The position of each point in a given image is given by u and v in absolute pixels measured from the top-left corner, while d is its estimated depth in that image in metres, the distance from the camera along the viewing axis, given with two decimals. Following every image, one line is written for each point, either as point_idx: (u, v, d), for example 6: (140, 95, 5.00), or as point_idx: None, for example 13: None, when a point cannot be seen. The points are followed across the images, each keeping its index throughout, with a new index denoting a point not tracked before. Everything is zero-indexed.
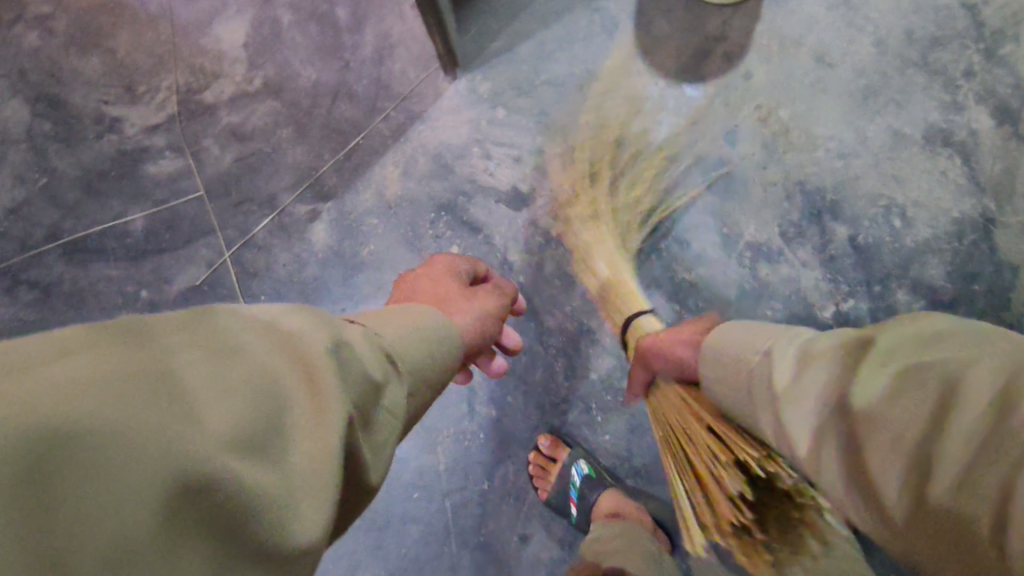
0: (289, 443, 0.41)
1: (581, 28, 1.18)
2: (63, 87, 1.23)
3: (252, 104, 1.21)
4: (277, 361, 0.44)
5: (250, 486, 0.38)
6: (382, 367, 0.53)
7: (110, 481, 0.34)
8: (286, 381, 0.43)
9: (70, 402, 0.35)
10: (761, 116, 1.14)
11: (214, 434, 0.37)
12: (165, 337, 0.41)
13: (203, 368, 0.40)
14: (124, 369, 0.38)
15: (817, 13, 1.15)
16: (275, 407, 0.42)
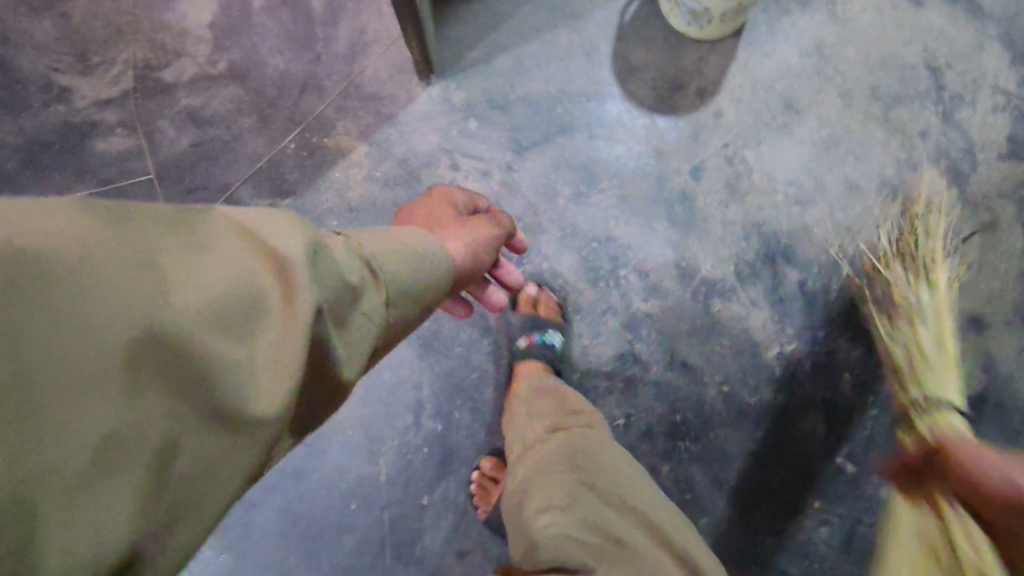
0: (256, 327, 0.42)
1: (560, 47, 1.18)
2: (10, 48, 1.16)
3: (213, 87, 1.16)
4: (254, 256, 0.44)
5: (213, 360, 0.40)
6: (360, 274, 0.52)
7: (79, 336, 0.36)
8: (258, 276, 0.43)
9: (41, 253, 0.37)
10: (726, 155, 1.16)
11: (180, 306, 0.39)
12: (145, 222, 0.42)
13: (172, 245, 0.41)
14: (97, 236, 0.39)
15: (789, 60, 1.18)
16: (247, 300, 0.42)
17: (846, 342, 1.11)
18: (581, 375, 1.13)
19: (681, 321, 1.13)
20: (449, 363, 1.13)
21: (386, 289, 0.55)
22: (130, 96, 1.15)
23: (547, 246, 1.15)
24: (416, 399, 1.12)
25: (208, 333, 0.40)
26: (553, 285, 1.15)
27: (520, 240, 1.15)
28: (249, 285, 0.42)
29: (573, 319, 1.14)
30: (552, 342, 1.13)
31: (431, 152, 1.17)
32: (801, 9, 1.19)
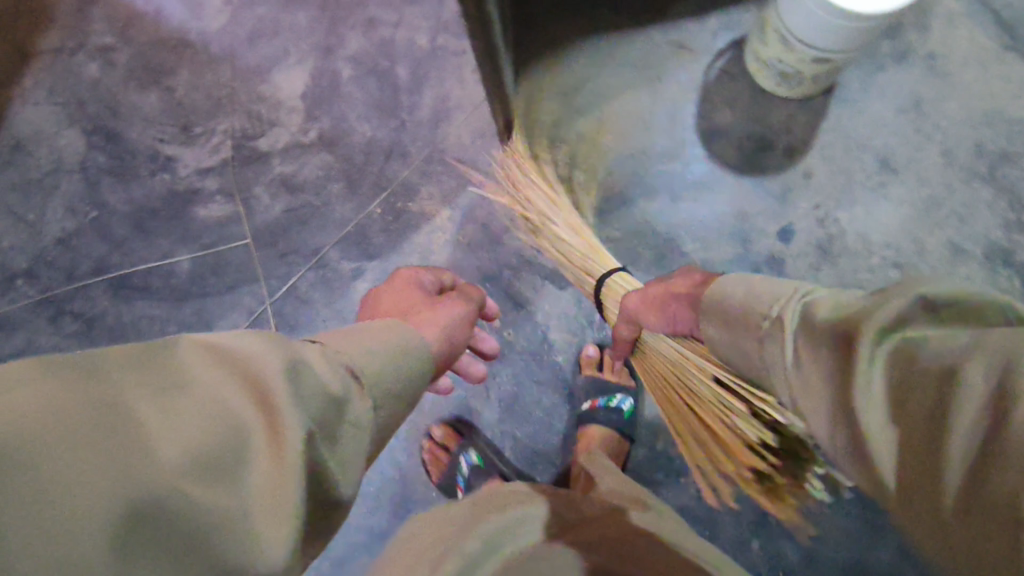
0: (246, 466, 0.45)
1: (642, 109, 1.18)
2: (121, 121, 1.24)
3: (305, 154, 1.21)
4: (233, 387, 0.47)
5: (205, 507, 0.42)
6: (343, 380, 0.54)
7: (76, 508, 0.39)
8: (240, 411, 0.46)
9: (28, 439, 0.39)
10: (817, 216, 1.13)
11: (168, 464, 0.42)
12: (121, 377, 0.44)
13: (153, 401, 0.44)
14: (81, 408, 0.42)
15: (884, 116, 1.13)
16: (231, 438, 0.45)
17: None
18: (665, 442, 1.14)
19: None
20: (535, 426, 1.16)
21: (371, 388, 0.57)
22: (228, 165, 1.22)
23: None
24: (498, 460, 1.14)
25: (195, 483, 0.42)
26: None
27: None
28: (229, 425, 0.45)
29: None
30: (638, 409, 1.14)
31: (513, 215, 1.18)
32: (898, 63, 1.14)
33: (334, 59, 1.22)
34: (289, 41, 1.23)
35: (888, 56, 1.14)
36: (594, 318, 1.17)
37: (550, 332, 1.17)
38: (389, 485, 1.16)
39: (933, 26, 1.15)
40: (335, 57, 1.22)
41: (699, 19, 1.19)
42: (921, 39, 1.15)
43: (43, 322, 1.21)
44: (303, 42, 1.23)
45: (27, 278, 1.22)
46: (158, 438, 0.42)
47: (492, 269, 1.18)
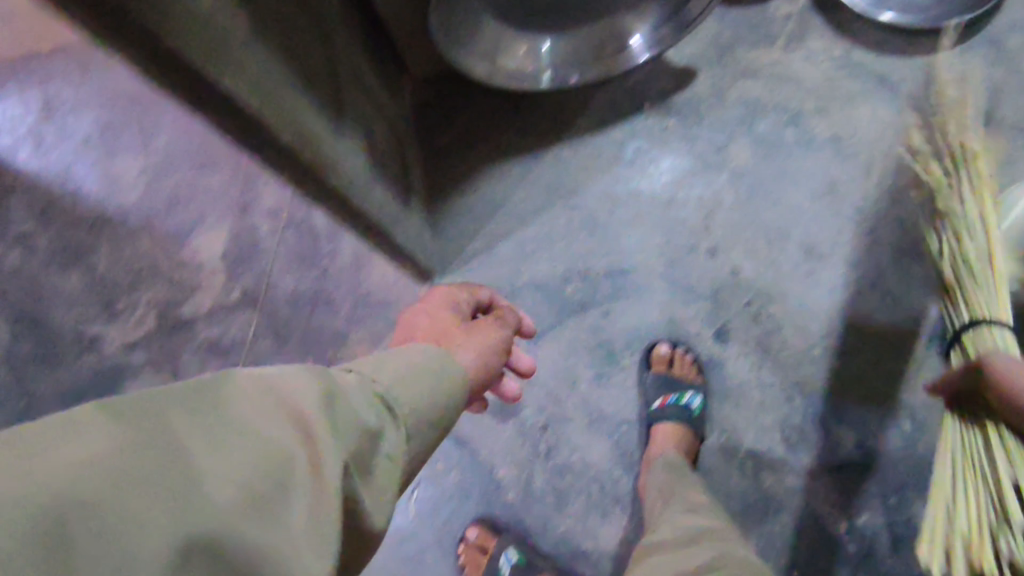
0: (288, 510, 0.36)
1: (561, 225, 1.17)
2: (45, 307, 1.21)
3: (230, 316, 1.19)
4: (273, 418, 0.39)
5: (260, 533, 0.35)
6: (377, 412, 0.46)
7: (141, 527, 0.31)
8: (286, 441, 0.38)
9: (92, 481, 0.32)
10: (751, 313, 1.10)
11: (357, 413, 0.44)
12: (169, 425, 0.36)
13: (244, 419, 0.38)
14: (263, 464, 0.37)
15: (802, 204, 1.13)
16: (275, 486, 0.37)
17: (923, 508, 1.00)
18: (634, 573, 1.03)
19: (734, 500, 1.04)
20: (483, 510, 1.09)
21: (408, 419, 0.48)
22: (155, 337, 1.19)
23: (573, 435, 1.10)
24: None
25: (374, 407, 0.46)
26: (588, 475, 1.08)
27: (545, 431, 1.10)
28: (362, 435, 0.43)
29: (613, 512, 1.06)
30: (592, 537, 1.05)
31: None
32: (805, 150, 1.15)
33: (251, 216, 1.23)
34: (206, 206, 1.24)
35: (793, 145, 1.15)
36: (541, 447, 1.09)
37: (497, 468, 1.10)
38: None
39: (834, 108, 1.16)
40: (252, 214, 1.23)
41: (605, 132, 1.20)
42: (823, 122, 1.16)
43: None
44: (219, 204, 1.24)
45: None
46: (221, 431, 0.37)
47: None
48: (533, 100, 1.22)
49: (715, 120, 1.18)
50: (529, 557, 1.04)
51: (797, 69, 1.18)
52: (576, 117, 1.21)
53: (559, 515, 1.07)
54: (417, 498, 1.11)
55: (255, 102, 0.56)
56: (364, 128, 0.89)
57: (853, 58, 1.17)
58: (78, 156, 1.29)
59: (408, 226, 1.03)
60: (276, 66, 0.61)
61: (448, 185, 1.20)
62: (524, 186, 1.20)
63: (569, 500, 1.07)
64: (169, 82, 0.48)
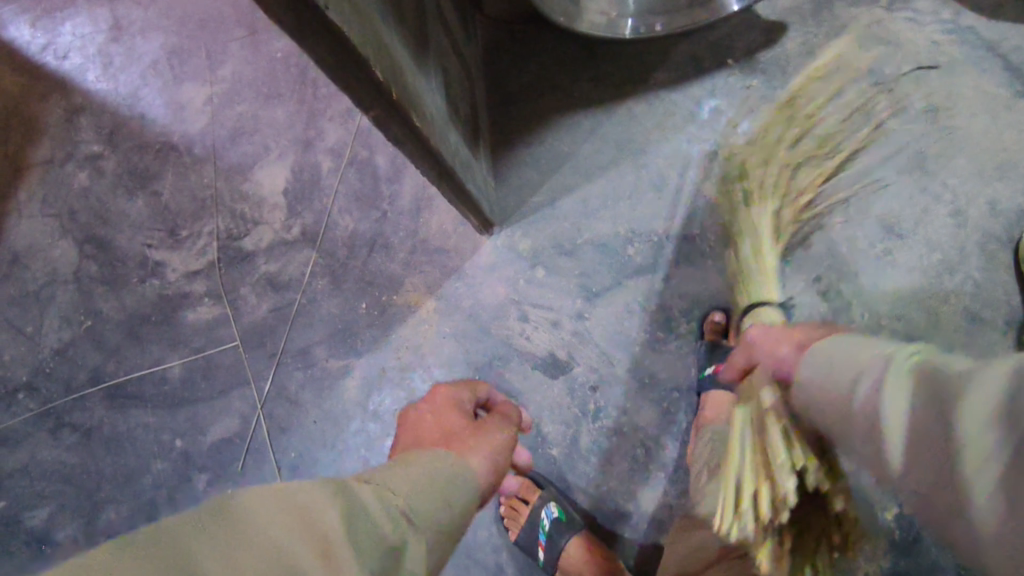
0: None
1: (627, 183, 1.13)
2: (110, 229, 1.24)
3: (289, 252, 1.20)
4: (296, 534, 0.46)
5: None
6: (399, 524, 0.51)
7: None
8: (299, 550, 0.45)
9: None
10: (820, 289, 1.05)
11: (373, 519, 0.50)
12: (193, 541, 0.43)
13: (257, 527, 0.45)
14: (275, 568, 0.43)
15: (887, 179, 1.07)
16: None
17: None
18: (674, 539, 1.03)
19: None
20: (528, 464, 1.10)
21: (431, 525, 0.54)
22: (217, 267, 1.22)
23: (623, 399, 1.09)
24: (497, 562, 1.08)
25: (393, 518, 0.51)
26: (634, 439, 1.07)
27: (595, 392, 1.09)
28: (384, 550, 0.49)
29: (657, 476, 1.06)
30: (634, 499, 1.06)
31: (500, 304, 1.14)
32: (897, 119, 1.08)
33: (314, 152, 1.22)
34: (268, 138, 1.24)
35: (885, 113, 1.08)
36: (589, 407, 1.09)
37: (544, 425, 1.10)
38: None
39: (934, 76, 1.08)
40: (315, 149, 1.22)
41: (682, 88, 1.14)
42: (920, 91, 1.08)
43: (44, 433, 1.20)
44: (281, 138, 1.23)
45: (28, 391, 1.22)
46: (250, 553, 0.44)
47: (482, 361, 1.13)
48: (608, 49, 1.17)
49: None
50: (571, 512, 1.05)
51: (899, 31, 1.10)
52: (654, 69, 1.15)
53: (602, 476, 1.08)
54: None
55: (367, 48, 0.54)
56: (445, 74, 0.86)
57: (962, 21, 1.09)
58: (144, 81, 1.29)
59: (474, 175, 1.02)
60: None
61: (513, 135, 1.17)
62: (593, 139, 1.15)
63: (614, 461, 1.07)
64: (292, 19, 0.47)
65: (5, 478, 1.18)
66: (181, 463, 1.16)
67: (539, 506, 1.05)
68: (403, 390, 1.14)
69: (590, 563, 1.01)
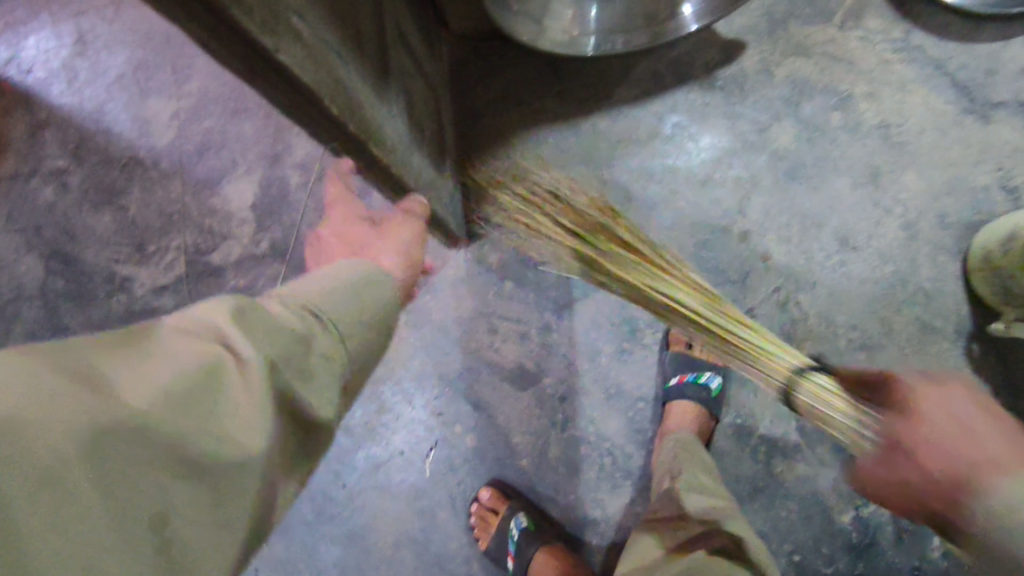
0: (223, 415, 0.39)
1: (593, 198, 1.16)
2: (77, 244, 1.24)
3: (258, 267, 1.20)
4: (195, 343, 0.40)
5: (189, 459, 0.36)
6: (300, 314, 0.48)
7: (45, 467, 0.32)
8: (205, 356, 0.39)
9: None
10: (779, 300, 1.08)
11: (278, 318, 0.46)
12: None
13: (60, 401, 0.33)
14: (181, 394, 0.37)
15: (843, 191, 1.10)
16: (200, 396, 0.38)
17: None
18: None
19: (743, 485, 1.06)
20: (498, 476, 1.11)
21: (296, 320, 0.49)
22: (183, 282, 1.21)
23: (590, 409, 1.11)
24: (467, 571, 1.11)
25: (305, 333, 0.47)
26: (601, 448, 1.10)
27: (562, 403, 1.12)
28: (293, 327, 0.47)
29: (622, 485, 1.08)
30: (601, 507, 1.09)
31: (469, 317, 1.16)
32: (851, 135, 1.11)
33: (283, 167, 1.23)
34: (236, 152, 1.24)
35: (840, 128, 1.11)
36: (558, 418, 1.11)
37: (513, 436, 1.12)
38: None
39: (885, 94, 1.12)
40: (284, 164, 1.23)
41: (645, 104, 1.16)
42: (872, 108, 1.11)
43: None
44: (249, 152, 1.24)
45: None
46: (139, 359, 0.38)
47: (452, 373, 1.14)
48: (575, 65, 1.19)
49: (760, 97, 1.14)
50: (539, 522, 1.08)
51: (852, 49, 1.14)
52: (617, 85, 1.18)
53: (570, 485, 1.10)
54: (433, 458, 1.13)
55: (317, 83, 0.56)
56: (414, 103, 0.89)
57: (913, 39, 1.13)
58: (109, 95, 1.28)
59: (441, 193, 1.04)
60: (326, 36, 0.60)
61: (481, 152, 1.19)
62: (560, 156, 1.18)
63: (581, 471, 1.10)
64: (245, 66, 0.50)
65: None
66: None
67: (507, 515, 1.06)
68: (374, 403, 1.16)
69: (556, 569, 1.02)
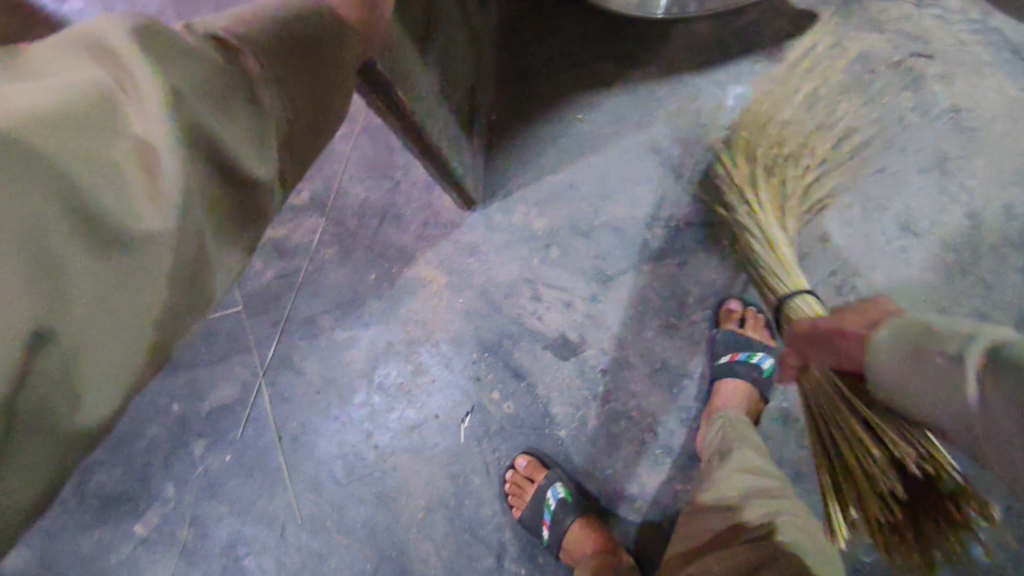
0: (119, 185, 0.36)
1: (648, 167, 1.12)
2: None
3: (298, 218, 1.17)
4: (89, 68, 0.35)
5: (104, 225, 0.35)
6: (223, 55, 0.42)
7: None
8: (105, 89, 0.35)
9: None
10: (835, 283, 1.06)
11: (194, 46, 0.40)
12: None
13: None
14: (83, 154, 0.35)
15: (907, 175, 1.07)
16: (101, 148, 0.35)
17: None
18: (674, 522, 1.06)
19: (785, 467, 1.05)
20: (532, 446, 1.10)
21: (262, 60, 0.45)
22: None
23: (633, 384, 1.09)
24: (499, 540, 1.10)
25: (246, 110, 0.43)
26: (642, 424, 1.08)
27: (605, 375, 1.09)
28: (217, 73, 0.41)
29: (662, 462, 1.07)
30: (638, 482, 1.08)
31: (512, 282, 1.12)
32: (919, 119, 1.08)
33: None
34: None
35: (909, 110, 1.08)
36: (599, 390, 1.09)
37: (552, 406, 1.10)
38: (367, 546, 1.11)
39: (958, 76, 1.08)
40: None
41: (708, 73, 1.12)
42: (943, 90, 1.08)
43: None
44: None
45: None
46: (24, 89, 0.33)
47: (492, 339, 1.12)
48: (639, 28, 1.14)
49: (827, 72, 1.10)
50: (576, 493, 1.07)
51: (927, 28, 1.10)
52: (681, 51, 1.13)
53: (608, 458, 1.08)
54: (468, 423, 1.11)
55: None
56: (443, 69, 0.85)
57: (991, 21, 1.09)
58: None
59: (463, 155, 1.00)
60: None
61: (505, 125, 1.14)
62: (618, 120, 1.13)
63: (621, 445, 1.08)
64: None
65: None
66: (178, 428, 1.15)
67: (545, 486, 1.05)
68: (410, 364, 1.13)
69: (592, 542, 1.03)
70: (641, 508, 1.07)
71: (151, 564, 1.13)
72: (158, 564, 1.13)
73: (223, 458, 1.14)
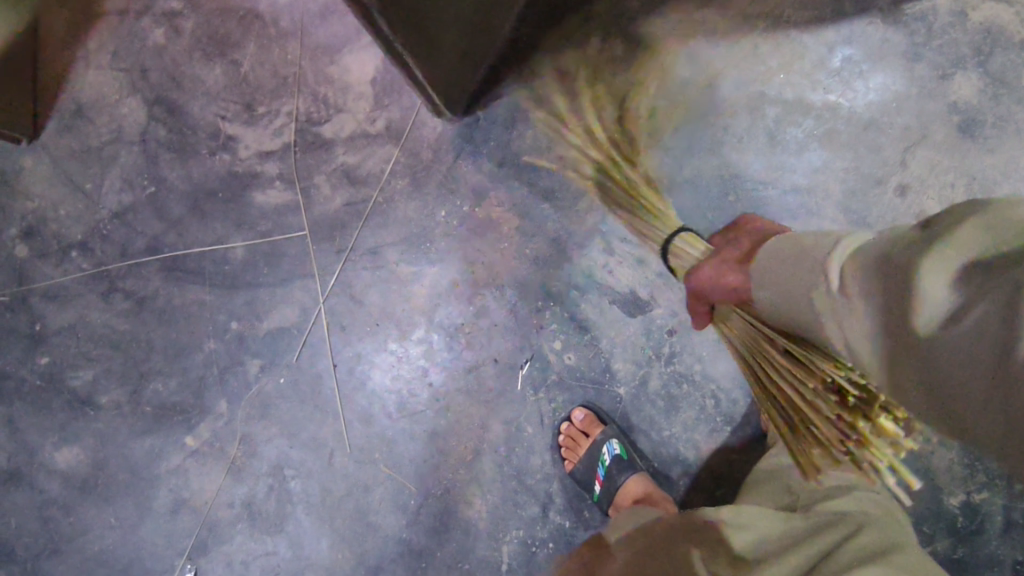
0: None
1: (741, 124, 1.06)
2: (183, 94, 1.17)
3: (372, 145, 1.14)
4: None
5: None
6: None
7: None
8: None
9: None
10: None
11: None
12: None
13: None
14: None
15: (1018, 157, 1.01)
16: None
17: None
18: (727, 489, 1.06)
19: None
20: (590, 400, 1.08)
21: None
22: (291, 151, 1.16)
23: (700, 347, 1.06)
24: (547, 490, 1.09)
25: None
26: (705, 389, 1.06)
27: (671, 336, 1.07)
28: None
29: (721, 430, 1.06)
30: (695, 447, 1.06)
31: (585, 233, 1.09)
32: None
33: None
34: None
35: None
36: (664, 350, 1.07)
37: (614, 362, 1.08)
38: (413, 482, 1.11)
39: None
40: None
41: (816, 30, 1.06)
42: None
43: (94, 297, 1.16)
44: None
45: (82, 250, 1.16)
46: None
47: (559, 288, 1.09)
48: None
49: (945, 41, 1.04)
50: (631, 452, 1.05)
51: None
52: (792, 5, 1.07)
53: (666, 420, 1.07)
54: (526, 371, 1.10)
55: None
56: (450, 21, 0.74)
57: None
58: None
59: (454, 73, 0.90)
60: None
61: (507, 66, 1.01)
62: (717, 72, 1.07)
63: (680, 408, 1.06)
64: None
65: (50, 334, 1.16)
66: (235, 346, 1.15)
67: (601, 441, 1.03)
68: (473, 306, 1.11)
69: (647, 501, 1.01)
70: (695, 472, 1.06)
71: (199, 477, 1.14)
72: (205, 478, 1.13)
73: (277, 380, 1.14)
